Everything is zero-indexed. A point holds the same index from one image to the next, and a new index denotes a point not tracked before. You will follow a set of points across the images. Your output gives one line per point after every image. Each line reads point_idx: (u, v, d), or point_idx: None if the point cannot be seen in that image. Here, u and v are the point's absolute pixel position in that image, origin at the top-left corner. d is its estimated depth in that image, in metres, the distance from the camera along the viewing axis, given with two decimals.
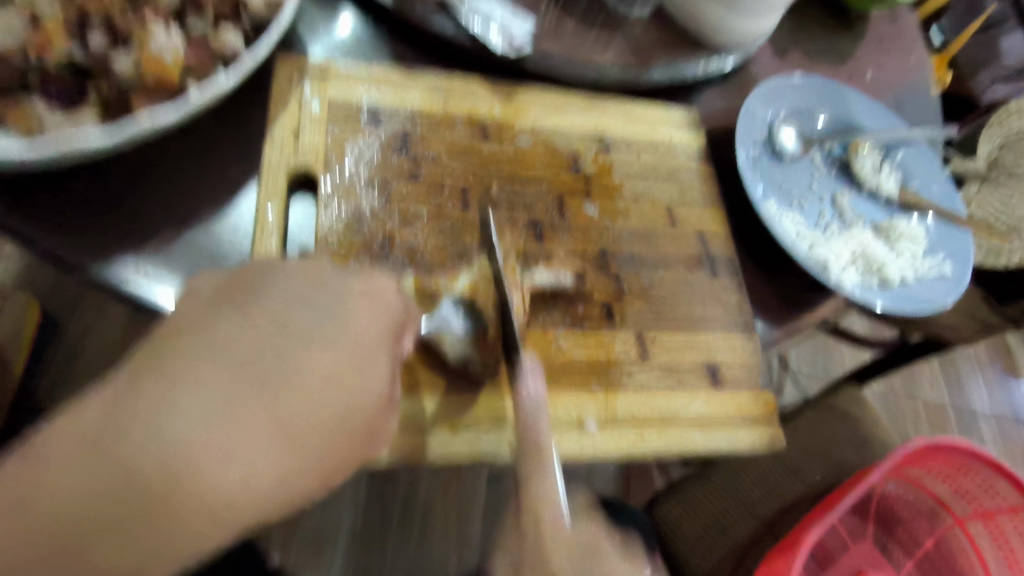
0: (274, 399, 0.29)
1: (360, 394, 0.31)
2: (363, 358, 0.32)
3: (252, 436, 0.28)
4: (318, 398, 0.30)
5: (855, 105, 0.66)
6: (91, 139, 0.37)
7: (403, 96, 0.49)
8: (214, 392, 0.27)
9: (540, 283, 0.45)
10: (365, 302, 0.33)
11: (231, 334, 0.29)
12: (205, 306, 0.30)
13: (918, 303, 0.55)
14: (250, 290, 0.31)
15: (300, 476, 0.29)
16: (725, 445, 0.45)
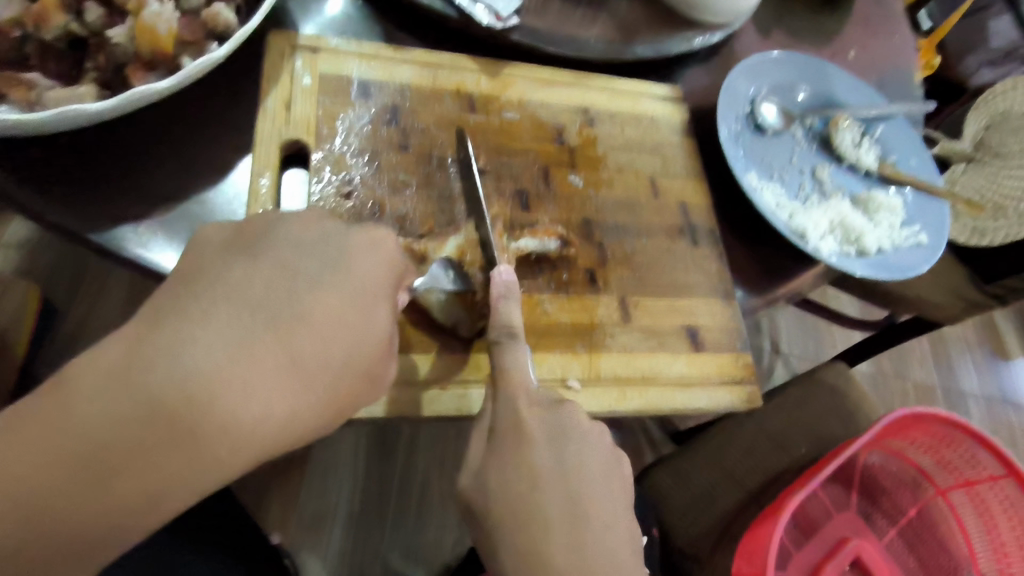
0: (285, 339, 0.31)
1: (365, 335, 0.34)
2: (365, 304, 0.34)
3: (265, 371, 0.30)
4: (326, 337, 0.32)
5: (836, 81, 0.68)
6: (94, 107, 0.38)
7: (392, 70, 0.50)
8: (229, 329, 0.30)
9: (526, 248, 0.46)
10: (365, 251, 0.35)
11: (244, 277, 0.31)
12: (216, 255, 0.32)
13: (894, 271, 0.57)
14: (256, 242, 0.33)
15: (311, 410, 0.32)
16: (705, 404, 0.47)
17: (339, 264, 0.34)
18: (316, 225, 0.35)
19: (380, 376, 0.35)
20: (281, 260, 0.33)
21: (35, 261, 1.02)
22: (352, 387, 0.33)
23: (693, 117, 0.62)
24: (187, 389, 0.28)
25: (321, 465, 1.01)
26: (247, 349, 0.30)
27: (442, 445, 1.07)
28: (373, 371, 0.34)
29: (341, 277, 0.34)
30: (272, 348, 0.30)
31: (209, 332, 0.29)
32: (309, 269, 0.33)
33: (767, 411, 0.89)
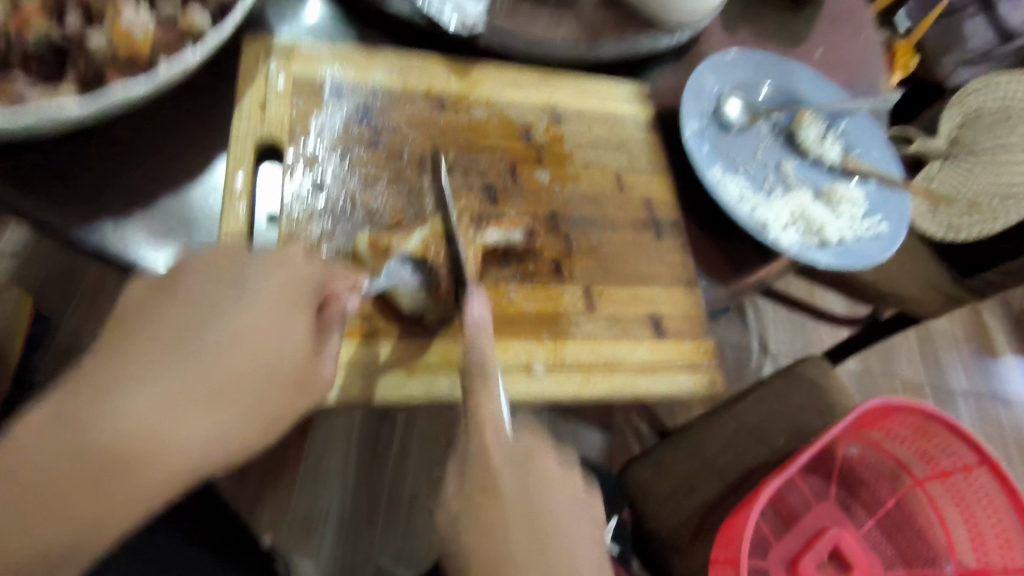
0: (207, 370, 0.34)
1: (283, 354, 0.37)
2: (282, 327, 0.37)
3: (185, 402, 0.34)
4: (246, 361, 0.36)
5: (800, 78, 0.70)
6: (72, 108, 0.40)
7: (364, 72, 0.52)
8: (147, 370, 0.33)
9: (490, 241, 0.47)
10: (273, 273, 0.38)
11: (159, 322, 0.35)
12: (140, 301, 0.35)
13: (855, 260, 0.59)
14: (172, 286, 0.36)
15: (242, 425, 0.35)
16: (666, 388, 0.49)
17: (257, 294, 0.37)
18: (231, 258, 0.38)
19: (310, 385, 0.38)
20: (199, 300, 0.36)
21: (28, 269, 1.04)
22: (279, 399, 0.37)
23: (661, 115, 0.64)
24: (123, 431, 0.32)
25: (312, 465, 1.02)
26: (171, 387, 0.33)
27: (432, 445, 1.08)
28: (300, 382, 0.38)
29: (256, 304, 0.37)
30: (194, 382, 0.34)
31: (139, 375, 0.33)
32: (223, 301, 0.36)
33: (746, 403, 0.90)
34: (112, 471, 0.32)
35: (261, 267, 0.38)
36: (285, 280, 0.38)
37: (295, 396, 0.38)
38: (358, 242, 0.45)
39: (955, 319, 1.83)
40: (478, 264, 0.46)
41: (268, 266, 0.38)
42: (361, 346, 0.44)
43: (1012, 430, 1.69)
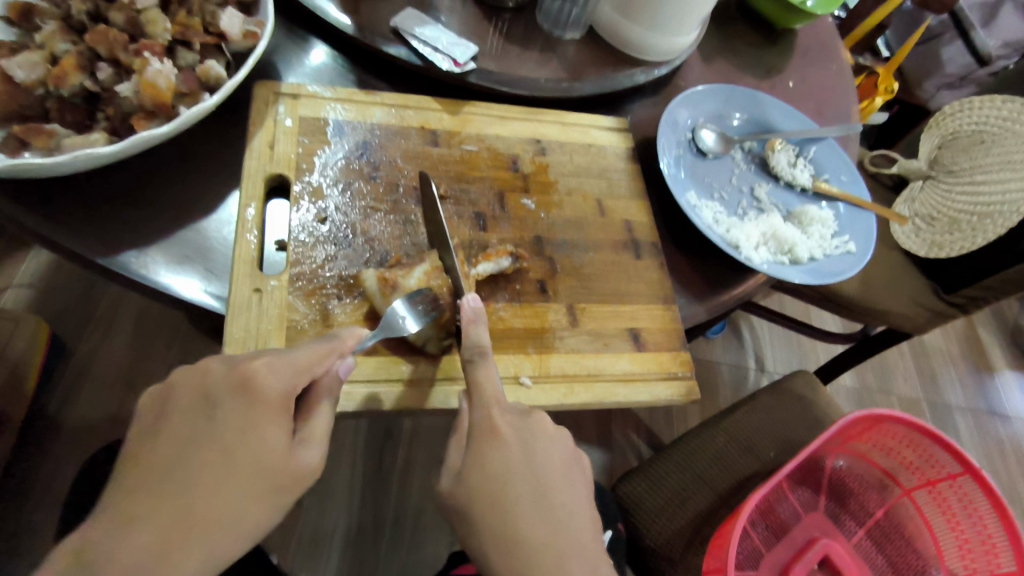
0: (198, 501, 0.35)
1: (262, 461, 0.37)
2: (258, 441, 0.37)
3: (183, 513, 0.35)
4: (231, 479, 0.36)
5: (771, 109, 0.75)
6: (102, 151, 0.45)
7: (365, 112, 0.58)
8: (151, 485, 0.35)
9: (484, 272, 0.51)
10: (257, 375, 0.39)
11: (162, 439, 0.37)
12: (147, 418, 0.38)
13: (826, 276, 0.63)
14: (173, 398, 0.38)
15: (235, 540, 0.36)
16: (646, 397, 0.52)
17: (229, 416, 0.37)
18: (203, 379, 0.38)
19: (294, 485, 0.38)
20: (180, 435, 0.37)
21: (45, 298, 1.08)
22: (266, 504, 0.37)
23: (640, 146, 0.69)
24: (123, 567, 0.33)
25: (318, 484, 1.05)
26: (164, 521, 0.34)
27: (435, 464, 1.12)
28: (282, 485, 0.38)
29: (232, 424, 0.37)
30: (184, 511, 0.35)
31: (131, 515, 0.34)
32: (199, 432, 0.37)
33: (735, 418, 0.93)
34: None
35: (229, 385, 0.38)
36: (251, 394, 0.38)
37: (282, 495, 0.38)
38: (366, 276, 0.48)
39: (951, 336, 1.85)
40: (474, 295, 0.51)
41: (234, 386, 0.38)
42: (361, 361, 0.47)
43: (1012, 446, 1.70)
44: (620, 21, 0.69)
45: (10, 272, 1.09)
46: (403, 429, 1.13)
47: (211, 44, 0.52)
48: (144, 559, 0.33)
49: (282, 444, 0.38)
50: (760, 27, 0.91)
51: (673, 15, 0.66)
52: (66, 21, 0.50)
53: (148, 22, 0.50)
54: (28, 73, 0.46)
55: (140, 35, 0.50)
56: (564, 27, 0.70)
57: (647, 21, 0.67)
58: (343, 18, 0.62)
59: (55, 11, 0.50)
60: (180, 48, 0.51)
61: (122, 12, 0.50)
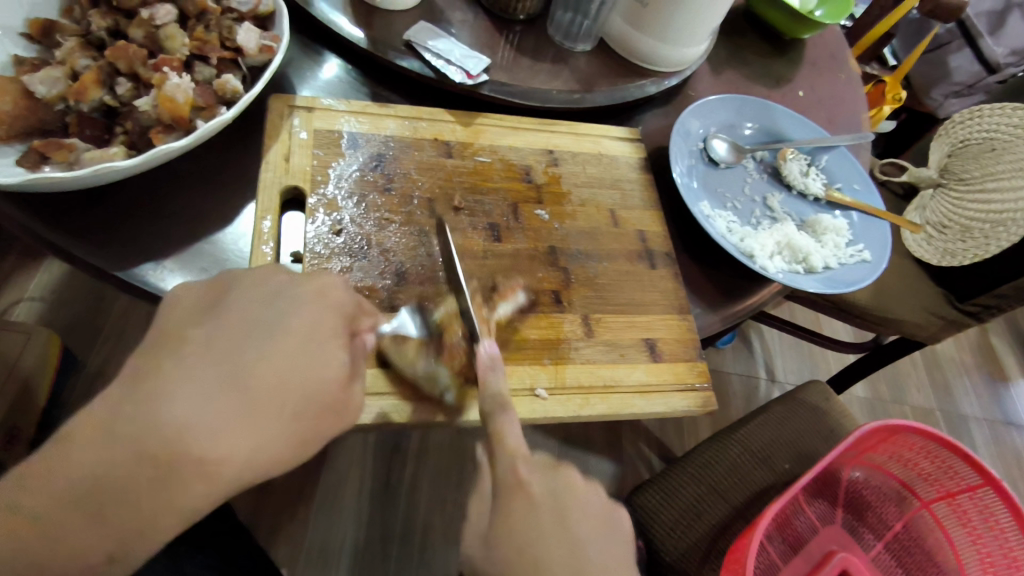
0: (249, 389, 0.34)
1: (319, 374, 0.36)
2: (317, 355, 0.37)
3: (226, 414, 0.34)
4: (277, 391, 0.35)
5: (782, 118, 0.75)
6: (123, 163, 0.46)
7: (379, 124, 0.58)
8: (198, 382, 0.34)
9: (502, 315, 0.51)
10: (309, 303, 0.38)
11: (212, 335, 0.36)
12: (191, 316, 0.37)
13: (843, 285, 0.62)
14: (221, 300, 0.38)
15: (277, 442, 0.35)
16: (663, 408, 0.52)
17: (294, 322, 0.37)
18: (273, 285, 0.39)
19: (340, 411, 0.38)
20: (240, 321, 0.37)
21: (58, 312, 1.10)
22: (312, 420, 0.36)
23: (652, 156, 0.69)
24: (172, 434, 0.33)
25: (328, 497, 1.05)
26: (215, 402, 0.34)
27: (445, 475, 1.11)
28: (331, 407, 0.37)
29: (294, 330, 0.37)
30: (236, 397, 0.34)
31: (183, 387, 0.33)
32: (260, 325, 0.37)
33: (748, 429, 0.92)
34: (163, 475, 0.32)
35: (301, 293, 0.39)
36: (321, 303, 0.39)
37: (327, 420, 0.37)
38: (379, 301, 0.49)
39: (964, 345, 1.83)
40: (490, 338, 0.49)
41: (308, 295, 0.39)
42: (376, 374, 0.47)
43: None
44: (630, 33, 0.69)
45: (23, 287, 1.10)
46: (412, 441, 1.13)
47: (228, 58, 0.53)
48: (191, 453, 0.33)
49: (341, 367, 0.38)
50: (768, 37, 0.91)
51: (685, 25, 0.66)
52: (85, 37, 0.51)
53: (166, 38, 0.50)
54: (49, 88, 0.47)
55: (158, 51, 0.51)
56: (575, 39, 0.70)
57: (659, 32, 0.67)
58: (357, 32, 0.62)
59: (75, 27, 0.51)
60: (198, 62, 0.51)
61: (140, 28, 0.50)
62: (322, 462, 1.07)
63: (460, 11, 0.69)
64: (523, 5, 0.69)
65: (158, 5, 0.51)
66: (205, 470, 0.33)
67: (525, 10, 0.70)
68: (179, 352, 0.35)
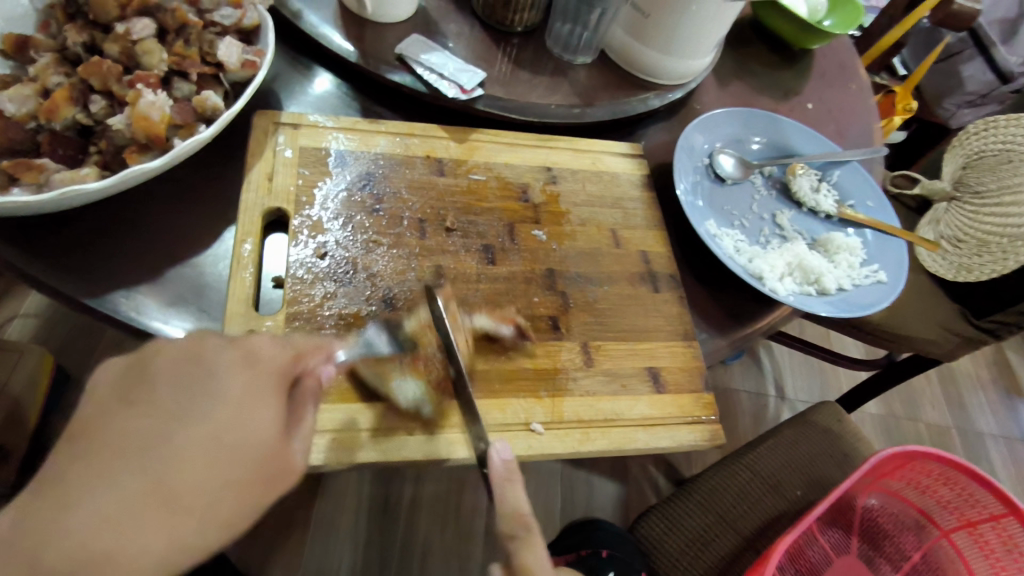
0: (165, 477, 0.30)
1: (247, 448, 0.32)
2: (244, 427, 0.33)
3: (140, 517, 0.29)
4: (202, 478, 0.31)
5: (791, 131, 0.72)
6: (93, 186, 0.43)
7: (369, 141, 0.56)
8: (102, 487, 0.29)
9: (479, 327, 0.48)
10: (236, 372, 0.34)
11: (120, 424, 0.31)
12: (101, 397, 0.32)
13: (858, 308, 0.59)
14: (134, 377, 0.32)
15: (203, 533, 0.31)
16: (669, 443, 0.48)
17: (216, 392, 0.33)
18: (197, 344, 0.34)
19: (279, 477, 0.34)
20: (155, 401, 0.32)
21: (52, 330, 1.08)
22: (248, 496, 0.33)
23: (656, 172, 0.66)
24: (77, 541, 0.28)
25: (325, 520, 1.01)
26: (123, 499, 0.29)
27: (444, 497, 1.08)
28: (268, 476, 0.33)
29: (217, 401, 0.33)
30: (151, 487, 0.30)
31: (85, 486, 0.29)
32: (178, 397, 0.32)
33: (758, 453, 0.88)
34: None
35: (226, 356, 0.34)
36: (249, 367, 0.34)
37: (264, 488, 0.33)
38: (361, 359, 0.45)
39: (980, 360, 1.79)
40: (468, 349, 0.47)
41: (235, 356, 0.34)
42: (360, 407, 0.44)
43: None
44: (632, 44, 0.67)
45: (18, 304, 1.09)
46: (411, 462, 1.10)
47: (209, 74, 0.50)
48: (102, 568, 0.28)
49: (275, 431, 0.34)
50: (775, 48, 0.89)
51: (689, 37, 0.63)
52: (61, 52, 0.49)
53: (144, 53, 0.48)
54: (19, 106, 0.45)
55: (135, 66, 0.49)
56: (575, 51, 0.68)
57: (662, 44, 0.65)
58: (348, 45, 0.60)
59: (50, 43, 0.49)
60: (177, 79, 0.49)
61: (117, 43, 0.48)
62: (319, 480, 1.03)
63: (456, 24, 0.67)
64: (520, 17, 0.67)
65: (136, 19, 0.49)
66: None
67: (523, 22, 0.68)
68: (82, 441, 0.30)
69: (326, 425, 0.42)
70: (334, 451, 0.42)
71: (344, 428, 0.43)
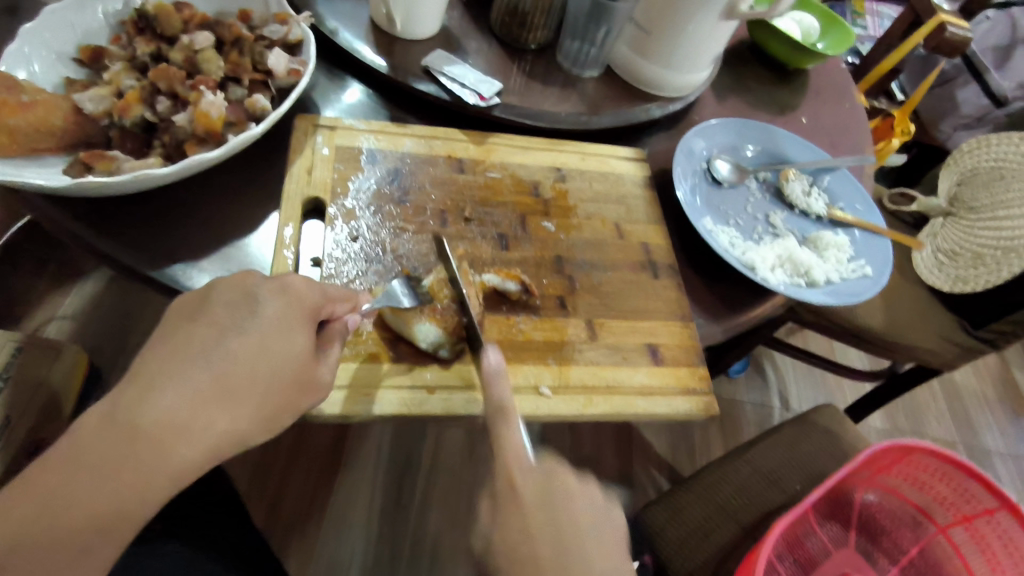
0: (220, 376, 0.39)
1: (284, 359, 0.40)
2: (279, 340, 0.41)
3: (201, 404, 0.38)
4: (247, 377, 0.39)
5: (783, 141, 0.78)
6: (161, 171, 0.49)
7: (396, 142, 0.62)
8: (172, 380, 0.38)
9: (489, 282, 0.54)
10: (282, 295, 0.42)
11: (188, 338, 0.39)
12: (173, 320, 0.40)
13: (845, 297, 0.63)
14: (197, 311, 0.40)
15: (249, 418, 0.39)
16: (666, 410, 0.53)
17: (258, 315, 0.41)
18: (248, 277, 0.42)
19: (310, 386, 0.42)
20: (215, 320, 0.40)
21: (87, 329, 1.17)
22: (284, 396, 0.41)
23: (658, 175, 0.72)
24: (159, 422, 0.37)
25: (340, 509, 1.09)
26: (190, 390, 0.38)
27: (455, 492, 1.15)
28: (300, 383, 0.41)
29: (259, 322, 0.40)
30: (207, 384, 0.38)
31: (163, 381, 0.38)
32: (229, 316, 0.40)
33: (758, 450, 0.92)
34: (150, 461, 0.37)
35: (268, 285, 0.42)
36: (285, 295, 0.42)
37: (297, 397, 0.41)
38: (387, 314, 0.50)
39: (986, 380, 1.80)
40: (478, 301, 0.53)
41: (274, 285, 0.42)
42: (390, 367, 0.49)
43: None
44: (636, 59, 0.73)
45: (57, 303, 1.17)
46: (424, 458, 1.17)
47: (259, 80, 0.57)
48: (174, 434, 0.37)
49: (305, 348, 0.41)
50: (772, 67, 0.95)
51: (686, 52, 0.70)
52: (131, 61, 0.56)
53: (204, 60, 0.55)
54: (96, 104, 0.52)
55: (196, 73, 0.56)
56: (583, 65, 0.74)
57: (662, 59, 0.71)
58: (378, 59, 0.67)
59: (122, 53, 0.56)
60: (232, 83, 0.56)
61: (182, 53, 0.55)
62: (347, 438, 1.16)
63: (476, 41, 0.74)
64: (534, 35, 0.74)
65: (198, 34, 0.56)
66: (186, 451, 0.38)
67: (536, 40, 0.74)
68: (159, 349, 0.39)
69: (361, 382, 0.48)
70: (366, 405, 0.47)
71: (374, 383, 0.48)
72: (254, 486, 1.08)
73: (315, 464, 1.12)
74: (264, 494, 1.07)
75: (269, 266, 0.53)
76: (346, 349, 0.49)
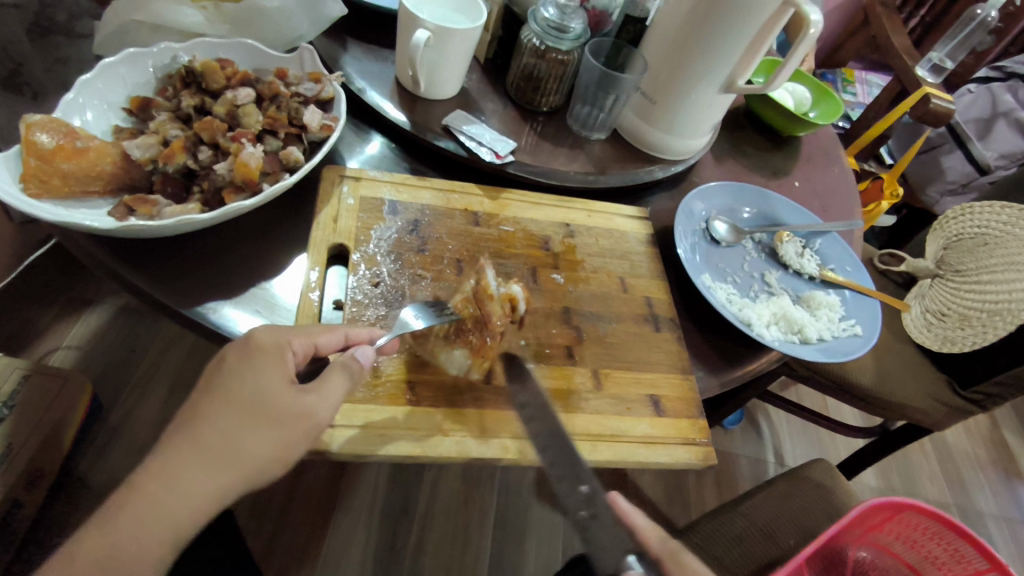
0: (241, 406, 0.43)
1: (287, 418, 0.43)
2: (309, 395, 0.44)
3: (206, 469, 0.41)
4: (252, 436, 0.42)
5: (777, 204, 0.83)
6: (203, 216, 0.53)
7: (416, 194, 0.66)
8: (188, 446, 0.41)
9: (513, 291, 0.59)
10: None
11: (208, 399, 0.43)
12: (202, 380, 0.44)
13: (837, 355, 0.67)
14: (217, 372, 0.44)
15: (248, 476, 0.42)
16: (666, 460, 0.56)
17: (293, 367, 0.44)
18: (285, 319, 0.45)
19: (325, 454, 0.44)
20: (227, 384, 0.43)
21: (92, 360, 1.18)
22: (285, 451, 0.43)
23: (661, 233, 0.76)
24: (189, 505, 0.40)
25: (334, 554, 1.08)
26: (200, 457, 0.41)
27: (449, 538, 1.15)
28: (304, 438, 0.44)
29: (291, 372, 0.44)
30: (215, 450, 0.41)
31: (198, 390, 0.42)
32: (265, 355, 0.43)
33: (753, 503, 0.93)
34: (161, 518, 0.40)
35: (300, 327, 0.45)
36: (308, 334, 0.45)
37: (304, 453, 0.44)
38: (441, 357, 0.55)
39: (978, 440, 1.82)
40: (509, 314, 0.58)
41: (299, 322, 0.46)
42: (407, 409, 0.51)
43: None
44: (641, 125, 0.79)
45: (61, 334, 1.18)
46: (419, 504, 1.18)
47: (294, 134, 0.62)
48: None
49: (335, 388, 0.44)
50: (767, 132, 1.01)
51: (688, 120, 0.76)
52: (175, 112, 0.60)
53: (244, 115, 0.60)
54: (144, 151, 0.56)
55: (237, 125, 0.60)
56: (591, 128, 0.79)
57: (666, 126, 0.77)
58: (400, 116, 0.72)
59: (167, 104, 0.61)
60: (269, 136, 0.60)
61: (224, 106, 0.60)
62: (343, 482, 1.16)
63: (492, 102, 0.79)
64: (547, 99, 0.79)
65: (240, 89, 0.62)
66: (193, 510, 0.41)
67: (548, 103, 0.80)
68: (186, 415, 0.43)
69: (379, 423, 0.50)
70: (384, 445, 0.49)
71: (390, 424, 0.50)
72: (252, 522, 1.08)
73: (311, 504, 1.12)
74: (262, 535, 1.07)
75: (295, 308, 0.56)
76: (368, 390, 0.51)
